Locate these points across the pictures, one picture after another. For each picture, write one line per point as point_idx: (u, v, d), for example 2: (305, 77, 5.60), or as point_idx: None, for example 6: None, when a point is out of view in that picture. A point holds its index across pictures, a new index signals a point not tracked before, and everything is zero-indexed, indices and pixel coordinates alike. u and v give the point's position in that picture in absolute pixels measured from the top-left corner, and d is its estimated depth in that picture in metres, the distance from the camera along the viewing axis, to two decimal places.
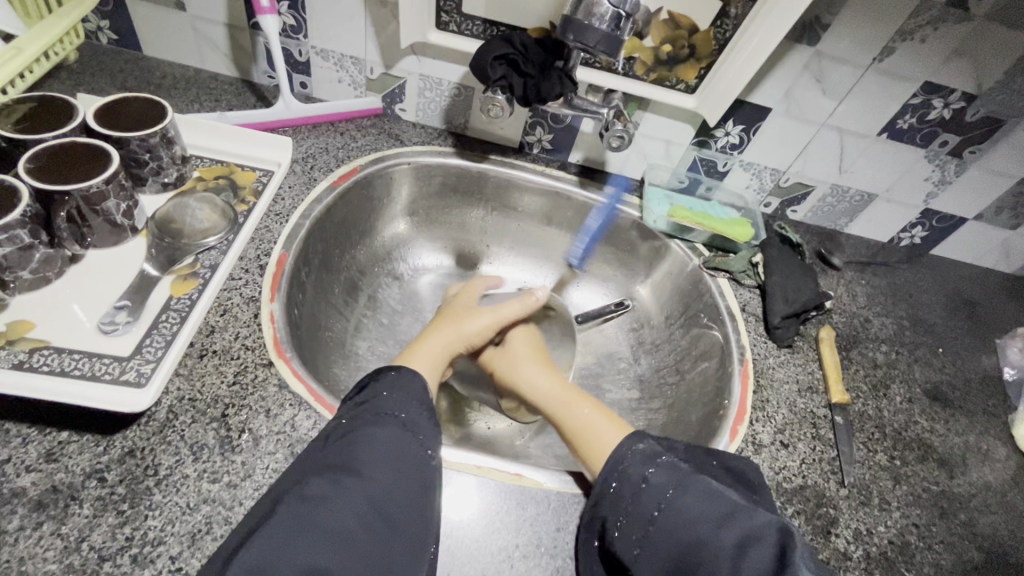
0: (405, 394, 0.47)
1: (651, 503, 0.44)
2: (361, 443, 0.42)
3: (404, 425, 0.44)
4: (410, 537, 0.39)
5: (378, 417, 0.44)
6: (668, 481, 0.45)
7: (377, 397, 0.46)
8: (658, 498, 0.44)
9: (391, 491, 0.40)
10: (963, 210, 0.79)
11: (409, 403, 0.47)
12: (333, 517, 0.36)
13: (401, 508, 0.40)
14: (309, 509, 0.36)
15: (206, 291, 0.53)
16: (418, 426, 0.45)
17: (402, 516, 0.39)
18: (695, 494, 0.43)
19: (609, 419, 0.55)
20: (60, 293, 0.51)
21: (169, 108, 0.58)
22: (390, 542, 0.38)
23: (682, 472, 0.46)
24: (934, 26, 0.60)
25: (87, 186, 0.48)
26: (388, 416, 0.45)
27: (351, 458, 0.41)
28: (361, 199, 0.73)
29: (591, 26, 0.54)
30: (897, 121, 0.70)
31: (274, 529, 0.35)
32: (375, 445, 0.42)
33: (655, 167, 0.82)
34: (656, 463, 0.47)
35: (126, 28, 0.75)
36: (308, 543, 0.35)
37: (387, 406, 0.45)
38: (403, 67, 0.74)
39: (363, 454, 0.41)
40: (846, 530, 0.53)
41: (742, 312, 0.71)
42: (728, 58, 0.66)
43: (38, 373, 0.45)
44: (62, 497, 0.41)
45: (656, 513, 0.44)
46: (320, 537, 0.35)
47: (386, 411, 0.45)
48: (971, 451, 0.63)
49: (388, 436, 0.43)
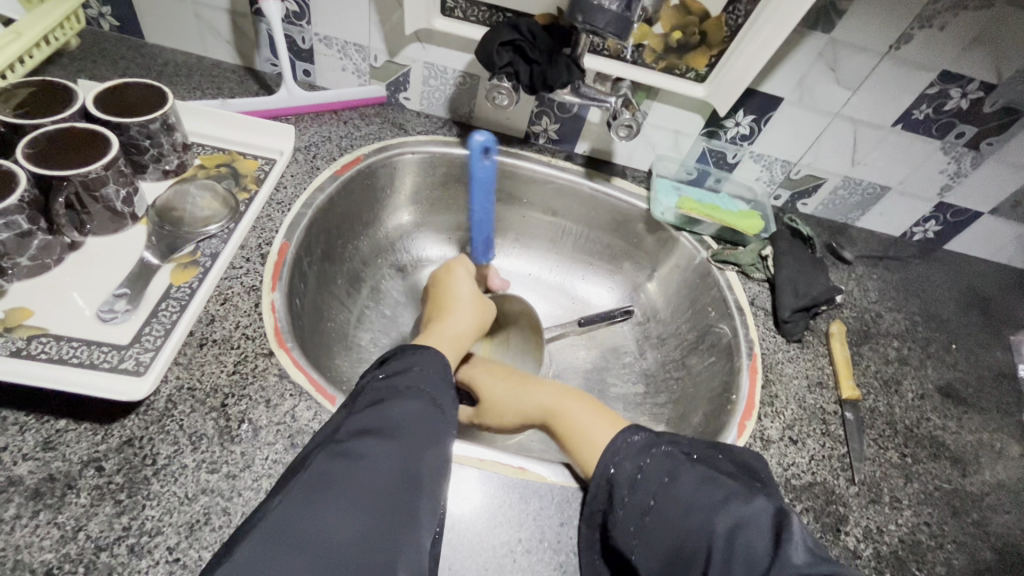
0: (430, 371, 0.45)
1: (646, 494, 0.43)
2: (386, 416, 0.40)
3: (430, 401, 0.42)
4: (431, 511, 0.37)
5: (404, 391, 0.42)
6: (665, 471, 0.43)
7: (403, 370, 0.44)
8: (654, 488, 0.43)
9: (415, 462, 0.38)
10: (979, 203, 0.77)
11: (433, 378, 0.45)
12: (357, 484, 0.34)
13: (425, 479, 0.38)
14: (331, 478, 0.34)
15: (207, 280, 0.52)
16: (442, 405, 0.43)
17: (426, 488, 0.37)
18: (693, 481, 0.42)
19: (607, 417, 0.53)
20: (60, 280, 0.51)
21: (169, 93, 0.57)
22: (415, 512, 0.36)
23: (682, 462, 0.44)
24: (954, 13, 0.58)
25: (86, 172, 0.48)
26: (414, 390, 0.43)
27: (377, 427, 0.39)
28: (364, 188, 0.72)
29: (600, 7, 0.52)
30: (913, 112, 0.68)
31: (294, 498, 0.33)
32: (400, 418, 0.40)
33: (664, 158, 0.80)
34: (651, 454, 0.45)
35: (128, 14, 0.74)
36: (330, 511, 0.33)
37: (411, 381, 0.43)
38: (407, 55, 0.73)
39: (387, 425, 0.39)
40: (856, 528, 0.52)
41: (751, 306, 0.69)
42: (741, 45, 0.64)
43: (37, 360, 0.45)
44: (59, 485, 0.40)
45: (651, 504, 0.42)
46: (342, 504, 0.33)
47: (411, 386, 0.43)
48: (984, 450, 0.61)
49: (413, 409, 0.41)
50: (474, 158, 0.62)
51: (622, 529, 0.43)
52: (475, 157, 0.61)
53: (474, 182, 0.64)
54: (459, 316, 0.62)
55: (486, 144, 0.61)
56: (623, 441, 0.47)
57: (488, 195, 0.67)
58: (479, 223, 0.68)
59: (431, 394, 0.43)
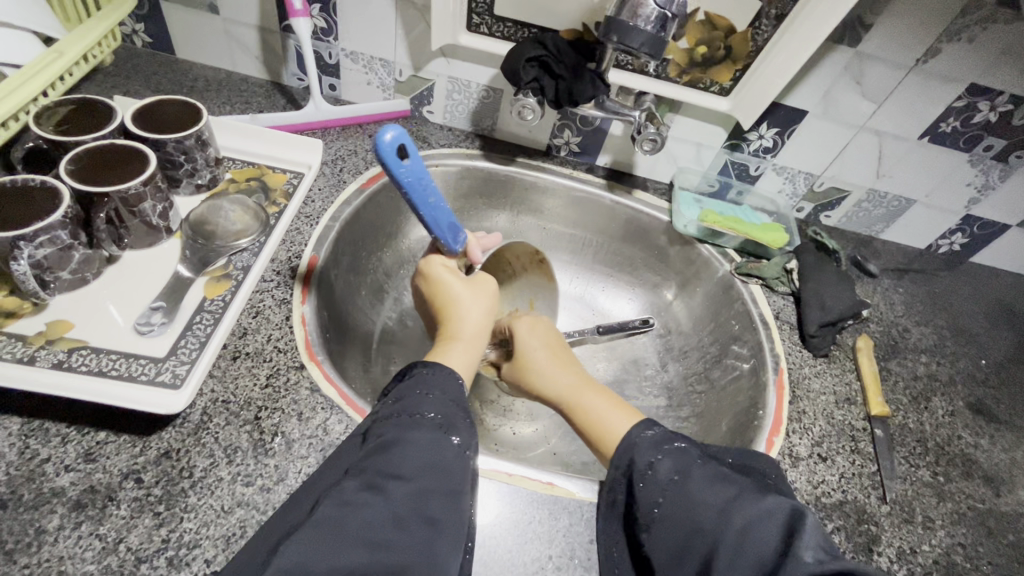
0: (440, 394, 0.44)
1: (655, 489, 0.42)
2: (398, 444, 0.39)
3: (440, 426, 0.42)
4: (448, 535, 0.37)
5: (411, 417, 0.42)
6: (674, 469, 0.42)
7: (411, 396, 0.44)
8: (664, 486, 0.42)
9: (428, 490, 0.37)
10: (1006, 216, 0.76)
11: (442, 400, 0.44)
12: (369, 520, 0.34)
13: (438, 504, 0.37)
14: (344, 511, 0.34)
15: (239, 293, 0.53)
16: (456, 427, 0.43)
17: (440, 513, 0.37)
18: (705, 480, 0.41)
19: (620, 408, 0.51)
20: (98, 293, 0.52)
21: (204, 110, 0.58)
22: (429, 540, 0.35)
23: (694, 462, 0.43)
24: (983, 26, 0.58)
25: (126, 189, 0.49)
26: (421, 416, 0.42)
27: (390, 461, 0.38)
28: (389, 200, 0.73)
29: (636, 27, 0.53)
30: (940, 125, 0.67)
31: (310, 530, 0.33)
32: (410, 446, 0.39)
33: (685, 170, 0.80)
34: (663, 451, 0.44)
35: (160, 31, 0.76)
36: (345, 548, 0.32)
37: (421, 407, 0.43)
38: (432, 69, 0.74)
39: (398, 453, 0.38)
40: (889, 548, 0.51)
41: (776, 319, 0.69)
42: (766, 59, 0.64)
43: (77, 373, 0.46)
44: (100, 497, 0.41)
45: (661, 499, 0.41)
46: (354, 540, 0.32)
47: (420, 412, 0.42)
48: (1018, 469, 0.60)
49: (422, 436, 0.40)
50: (387, 164, 0.45)
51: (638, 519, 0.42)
52: (390, 163, 0.44)
53: (408, 190, 0.47)
54: (467, 315, 0.55)
55: (398, 142, 0.44)
56: (646, 431, 0.46)
57: (433, 196, 0.50)
58: (435, 222, 0.52)
59: (441, 418, 0.42)
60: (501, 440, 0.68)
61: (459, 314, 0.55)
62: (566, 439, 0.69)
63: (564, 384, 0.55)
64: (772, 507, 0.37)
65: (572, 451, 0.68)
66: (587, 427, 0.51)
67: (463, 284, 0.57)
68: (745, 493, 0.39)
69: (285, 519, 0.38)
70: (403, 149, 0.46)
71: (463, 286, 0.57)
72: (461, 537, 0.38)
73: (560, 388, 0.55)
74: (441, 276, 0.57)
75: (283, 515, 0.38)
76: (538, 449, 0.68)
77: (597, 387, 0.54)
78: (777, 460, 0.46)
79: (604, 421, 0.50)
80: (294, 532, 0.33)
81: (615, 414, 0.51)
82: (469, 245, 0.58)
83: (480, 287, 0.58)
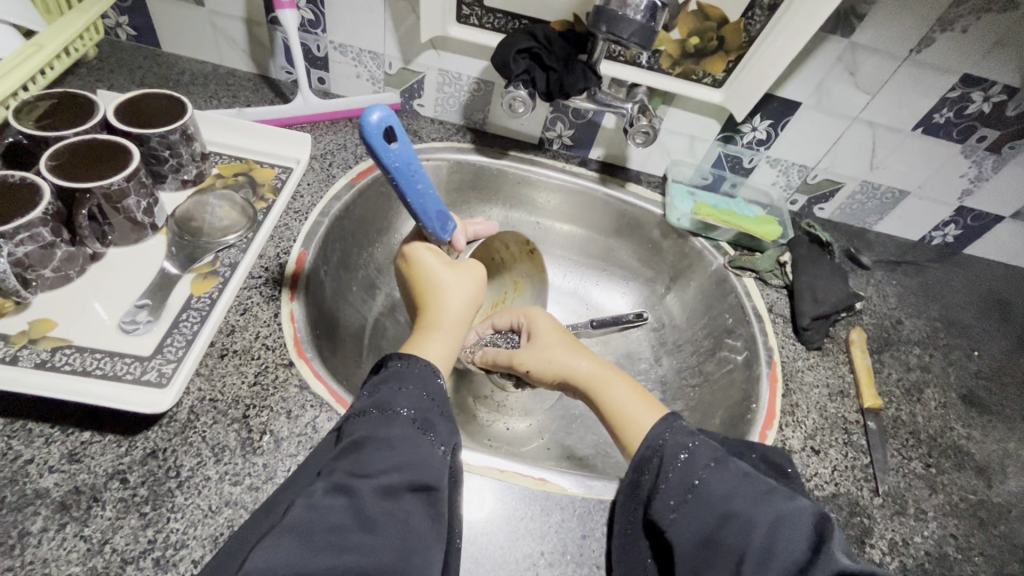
0: (414, 387, 0.44)
1: (690, 473, 0.41)
2: (370, 443, 0.39)
3: (413, 422, 0.41)
4: (422, 532, 0.36)
5: (383, 414, 0.41)
6: (711, 456, 0.42)
7: (384, 391, 0.43)
8: (700, 468, 0.41)
9: (401, 487, 0.37)
10: (999, 208, 0.76)
11: (418, 397, 0.43)
12: (335, 524, 0.34)
13: (412, 502, 0.37)
14: (311, 516, 0.34)
15: (227, 289, 0.53)
16: (430, 423, 0.42)
17: (414, 511, 0.37)
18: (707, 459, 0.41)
19: (647, 398, 0.52)
20: (82, 291, 0.51)
21: (189, 103, 0.57)
22: (401, 539, 0.35)
23: (728, 452, 0.43)
24: (977, 16, 0.57)
25: (108, 184, 0.48)
26: (393, 412, 0.41)
27: (361, 462, 0.38)
28: (379, 195, 0.72)
29: (626, 16, 0.52)
30: (933, 116, 0.67)
31: (278, 536, 0.33)
32: (383, 445, 0.39)
33: (678, 162, 0.80)
34: (698, 437, 0.44)
35: (144, 24, 0.74)
36: (312, 555, 0.32)
37: (394, 402, 0.42)
38: (422, 62, 0.73)
39: (370, 453, 0.38)
40: (881, 541, 0.51)
41: (769, 312, 0.69)
42: (759, 50, 0.64)
43: (61, 372, 0.45)
44: (85, 498, 0.40)
45: (695, 482, 0.41)
46: (319, 546, 0.33)
47: (391, 407, 0.42)
48: (1010, 460, 0.60)
49: (396, 434, 0.40)
50: (372, 146, 0.42)
51: (660, 502, 0.41)
52: (378, 147, 0.42)
53: (395, 175, 0.45)
54: (447, 304, 0.54)
55: (385, 124, 0.41)
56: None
57: (420, 182, 0.48)
58: (422, 210, 0.50)
59: (416, 414, 0.42)
60: (495, 435, 0.68)
61: (441, 301, 0.54)
62: (561, 433, 0.69)
63: (585, 369, 0.55)
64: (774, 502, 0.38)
65: (564, 446, 0.67)
66: (612, 416, 0.51)
67: (449, 270, 0.55)
68: (737, 484, 0.39)
69: (274, 516, 0.37)
70: (391, 132, 0.43)
71: (445, 272, 0.55)
72: (438, 532, 0.37)
73: (583, 375, 0.55)
74: (427, 259, 0.55)
75: (273, 513, 0.37)
76: (531, 444, 0.68)
77: (616, 371, 0.55)
78: (770, 454, 0.46)
79: (632, 412, 0.51)
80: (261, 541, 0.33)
81: (640, 404, 0.51)
82: (455, 234, 0.57)
83: (465, 273, 0.56)
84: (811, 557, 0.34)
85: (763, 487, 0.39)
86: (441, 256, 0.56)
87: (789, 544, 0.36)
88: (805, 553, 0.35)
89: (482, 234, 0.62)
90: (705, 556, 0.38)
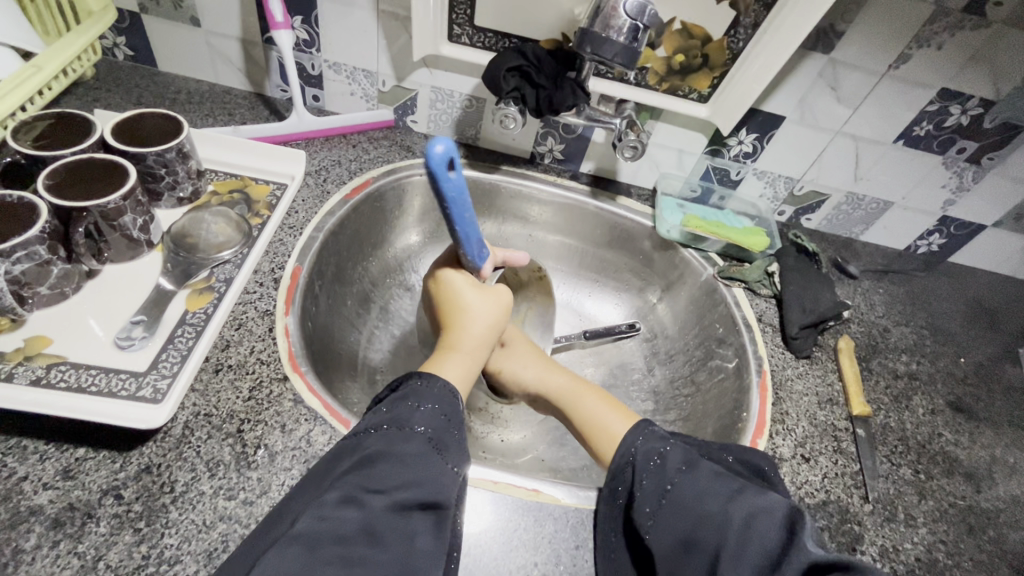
0: (431, 409, 0.45)
1: (662, 478, 0.43)
2: (383, 459, 0.39)
3: (428, 441, 0.42)
4: (427, 550, 0.37)
5: (399, 431, 0.42)
6: (682, 459, 0.44)
7: (400, 410, 0.44)
8: (672, 473, 0.43)
9: (410, 505, 0.38)
10: (981, 217, 0.77)
11: (433, 416, 0.44)
12: (347, 536, 0.34)
13: (421, 520, 0.38)
14: (322, 526, 0.34)
15: (222, 305, 0.53)
16: (444, 444, 0.43)
17: (421, 531, 0.37)
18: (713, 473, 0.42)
19: (619, 407, 0.55)
20: (78, 308, 0.51)
21: (186, 123, 0.58)
22: (408, 555, 0.36)
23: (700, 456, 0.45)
24: (951, 33, 0.59)
25: (105, 203, 0.49)
26: (410, 430, 0.42)
27: (371, 476, 0.38)
28: (373, 210, 0.73)
29: (609, 39, 0.54)
30: (913, 129, 0.69)
31: (287, 544, 0.33)
32: (397, 461, 0.39)
33: (668, 176, 0.81)
34: (672, 444, 0.46)
35: (142, 44, 0.76)
36: (319, 564, 0.32)
37: (411, 420, 0.43)
38: (414, 79, 0.74)
39: (382, 468, 0.39)
40: (872, 547, 0.52)
41: (759, 322, 0.70)
42: (742, 67, 0.66)
43: (56, 389, 0.46)
44: (79, 514, 0.40)
45: (668, 487, 0.43)
46: (327, 557, 0.33)
47: (407, 426, 0.43)
48: (998, 465, 0.61)
49: (409, 451, 0.41)
50: (436, 177, 0.42)
51: (638, 512, 0.43)
52: (439, 176, 0.42)
53: (449, 204, 0.45)
54: (469, 328, 0.56)
55: (448, 156, 0.42)
56: None
57: (469, 212, 0.48)
58: (466, 237, 0.50)
59: (430, 434, 0.43)
60: (490, 446, 0.68)
61: (464, 323, 0.56)
62: (555, 444, 0.70)
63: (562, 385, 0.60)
64: (762, 503, 0.38)
65: (557, 457, 0.68)
66: (585, 424, 0.55)
67: (476, 292, 0.57)
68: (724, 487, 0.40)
69: (268, 531, 0.37)
70: (450, 162, 0.43)
71: (472, 294, 0.57)
72: (444, 554, 0.38)
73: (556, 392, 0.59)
74: (455, 280, 0.57)
75: (269, 527, 0.38)
76: (525, 456, 0.68)
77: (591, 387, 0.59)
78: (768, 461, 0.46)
79: (604, 419, 0.53)
80: (270, 546, 0.34)
81: (614, 412, 0.54)
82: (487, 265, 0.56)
83: (493, 298, 0.58)
84: (783, 549, 0.35)
85: (733, 486, 0.41)
86: (469, 279, 0.58)
87: (761, 537, 0.37)
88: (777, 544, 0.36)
89: (511, 261, 0.63)
90: (685, 555, 0.39)
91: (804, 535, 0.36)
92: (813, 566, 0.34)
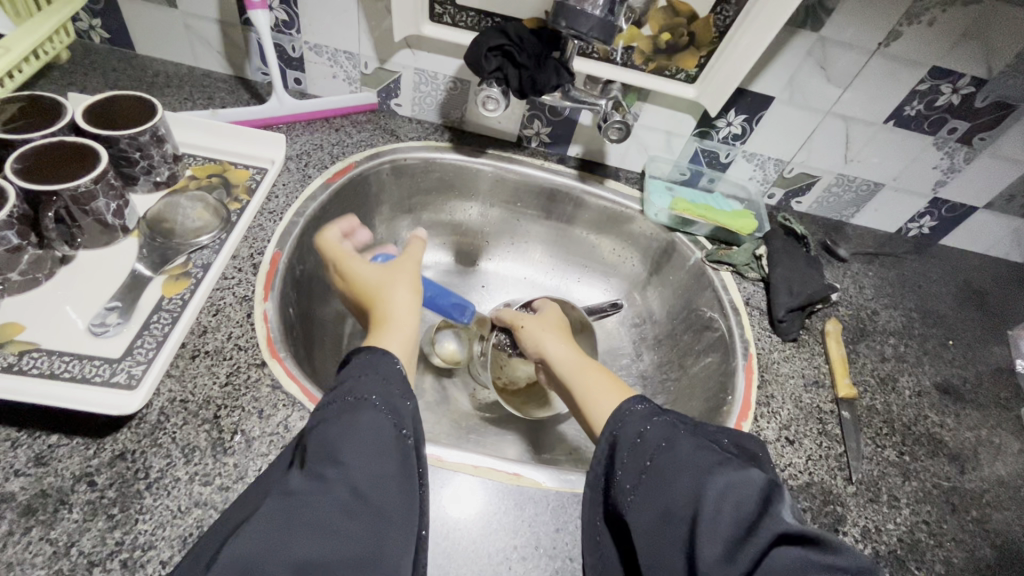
0: (380, 375, 0.43)
1: (643, 454, 0.42)
2: (338, 433, 0.38)
3: (383, 410, 0.41)
4: (397, 522, 0.37)
5: (355, 402, 0.41)
6: (663, 435, 0.42)
7: (350, 380, 0.43)
8: (651, 449, 0.42)
9: (368, 475, 0.37)
10: (973, 198, 0.77)
11: (385, 383, 0.43)
12: (312, 511, 0.34)
13: (384, 492, 0.37)
14: (286, 505, 0.34)
15: (199, 291, 0.53)
16: (397, 409, 0.42)
17: (387, 502, 0.37)
18: (691, 446, 0.41)
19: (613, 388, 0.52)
20: (52, 294, 0.51)
21: (160, 105, 0.57)
22: (376, 527, 0.36)
23: (681, 431, 0.43)
24: (942, 9, 0.58)
25: (76, 186, 0.47)
26: (362, 399, 0.41)
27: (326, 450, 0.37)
28: (356, 195, 0.72)
29: (584, 11, 0.52)
30: (904, 109, 0.68)
31: (254, 525, 0.33)
32: (352, 432, 0.39)
33: (657, 159, 0.80)
34: (653, 421, 0.44)
35: (118, 25, 0.74)
36: (287, 541, 0.32)
37: (361, 389, 0.42)
38: (397, 61, 0.73)
39: (335, 441, 0.38)
40: (854, 528, 0.52)
41: (746, 305, 0.69)
42: (730, 45, 0.64)
43: (28, 375, 0.45)
44: (51, 501, 0.40)
45: (649, 462, 0.41)
46: (296, 533, 0.33)
47: (361, 395, 0.41)
48: (983, 446, 0.61)
49: (363, 422, 0.39)
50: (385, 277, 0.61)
51: (619, 490, 0.42)
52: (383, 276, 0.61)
53: None
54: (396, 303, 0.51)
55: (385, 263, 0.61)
56: (625, 412, 0.46)
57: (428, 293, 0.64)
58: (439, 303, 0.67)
59: (386, 402, 0.42)
60: (475, 432, 0.68)
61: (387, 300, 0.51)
62: (542, 429, 0.69)
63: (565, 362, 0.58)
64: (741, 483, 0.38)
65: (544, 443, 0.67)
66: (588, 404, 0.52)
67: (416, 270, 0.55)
68: (699, 462, 0.39)
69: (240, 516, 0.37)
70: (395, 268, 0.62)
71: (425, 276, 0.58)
72: (415, 526, 0.38)
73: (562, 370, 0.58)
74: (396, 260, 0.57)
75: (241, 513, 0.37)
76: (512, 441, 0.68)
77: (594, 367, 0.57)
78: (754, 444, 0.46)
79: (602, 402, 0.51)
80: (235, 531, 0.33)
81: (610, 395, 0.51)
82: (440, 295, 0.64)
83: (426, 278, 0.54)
84: (757, 519, 0.35)
85: (712, 458, 0.39)
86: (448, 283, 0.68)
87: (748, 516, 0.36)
88: (753, 513, 0.35)
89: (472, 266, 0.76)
90: (664, 529, 0.38)
91: (781, 507, 0.35)
92: (784, 536, 0.33)
